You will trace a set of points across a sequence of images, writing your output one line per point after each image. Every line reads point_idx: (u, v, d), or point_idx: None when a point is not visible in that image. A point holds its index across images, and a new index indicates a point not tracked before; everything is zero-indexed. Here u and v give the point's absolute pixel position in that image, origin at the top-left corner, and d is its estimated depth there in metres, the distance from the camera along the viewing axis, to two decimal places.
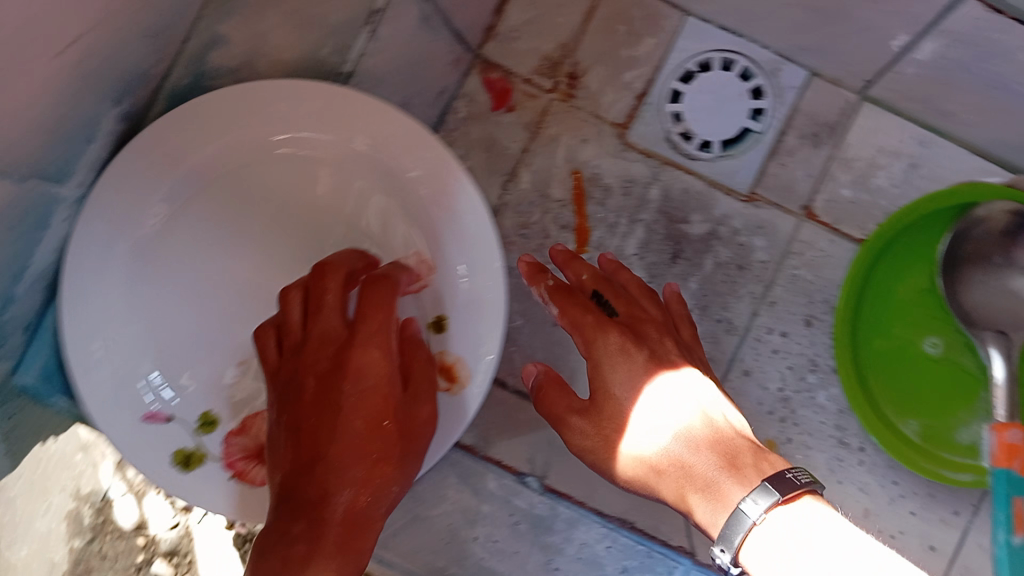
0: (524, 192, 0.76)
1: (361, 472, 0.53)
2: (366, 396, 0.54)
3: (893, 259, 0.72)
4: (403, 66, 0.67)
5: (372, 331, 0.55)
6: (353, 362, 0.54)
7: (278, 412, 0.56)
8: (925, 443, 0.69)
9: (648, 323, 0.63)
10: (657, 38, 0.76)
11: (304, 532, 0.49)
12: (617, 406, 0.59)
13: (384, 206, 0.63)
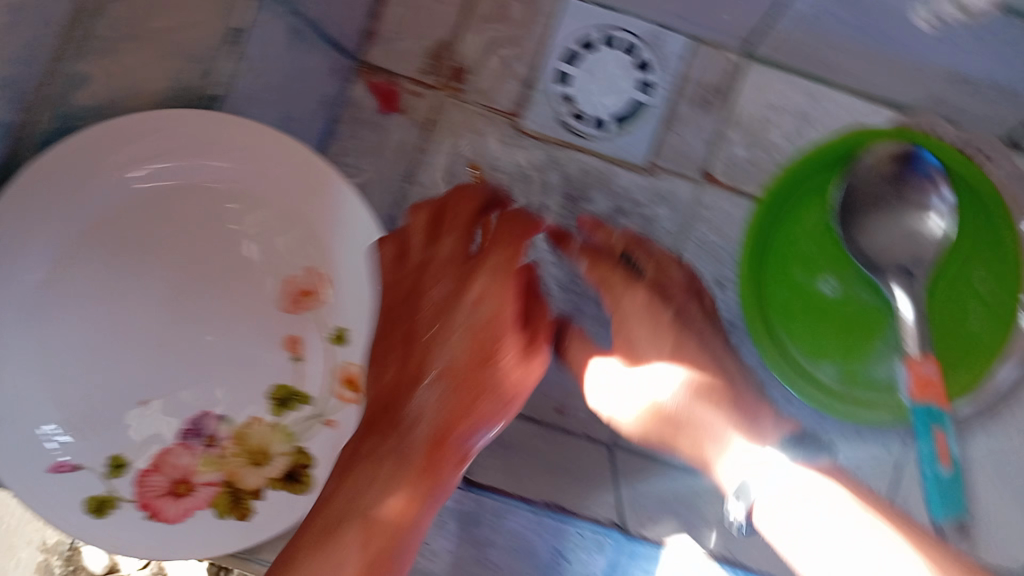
0: (424, 192, 0.76)
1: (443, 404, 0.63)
2: (475, 331, 0.65)
3: (789, 209, 0.72)
4: (278, 83, 0.67)
5: (494, 272, 0.65)
6: (468, 293, 0.65)
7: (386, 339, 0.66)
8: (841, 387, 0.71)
9: (676, 289, 0.69)
10: (538, 24, 0.76)
11: (394, 464, 0.59)
12: None
13: (271, 224, 0.63)
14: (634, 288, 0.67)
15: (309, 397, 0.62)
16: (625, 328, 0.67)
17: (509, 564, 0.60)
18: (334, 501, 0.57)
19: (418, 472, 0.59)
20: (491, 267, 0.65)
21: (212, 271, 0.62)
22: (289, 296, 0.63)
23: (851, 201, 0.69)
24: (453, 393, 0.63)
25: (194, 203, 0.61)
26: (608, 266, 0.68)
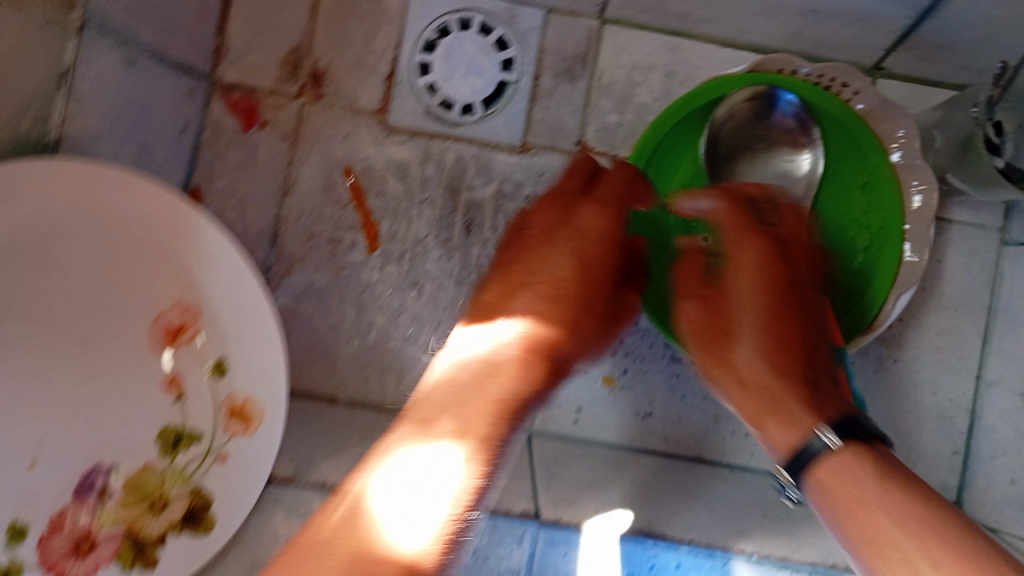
0: (302, 204, 0.75)
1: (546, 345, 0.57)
2: (559, 278, 0.61)
3: (660, 162, 0.70)
4: (122, 118, 0.65)
5: (590, 219, 0.63)
6: (576, 220, 0.64)
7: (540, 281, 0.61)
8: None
9: (799, 241, 0.62)
10: (388, 17, 0.75)
11: (488, 360, 0.53)
12: (724, 301, 0.62)
13: (133, 265, 0.60)
14: (740, 247, 0.61)
15: (197, 434, 0.62)
16: (715, 300, 0.62)
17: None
18: (388, 434, 0.49)
19: (519, 367, 0.53)
20: (606, 199, 0.64)
21: (83, 319, 0.59)
22: (162, 336, 0.62)
23: (718, 149, 0.70)
24: (610, 312, 0.65)
25: (53, 253, 0.57)
26: (730, 208, 0.62)
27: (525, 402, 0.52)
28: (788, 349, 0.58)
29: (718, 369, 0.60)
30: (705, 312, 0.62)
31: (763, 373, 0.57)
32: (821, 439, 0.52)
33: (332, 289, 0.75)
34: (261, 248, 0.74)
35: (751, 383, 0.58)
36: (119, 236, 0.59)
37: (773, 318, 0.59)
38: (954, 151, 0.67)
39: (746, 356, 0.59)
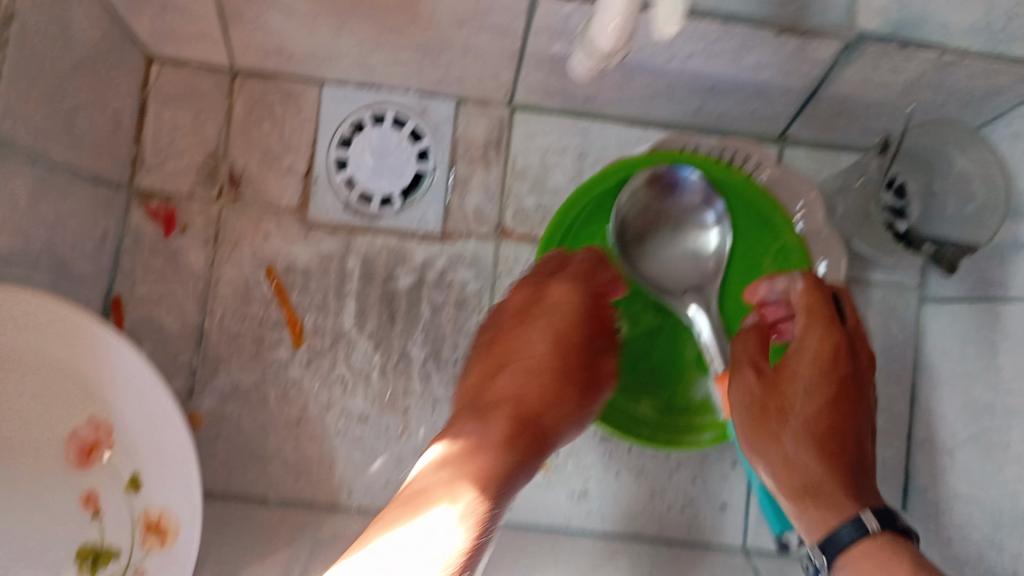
0: (226, 305, 0.75)
1: (534, 449, 0.57)
2: (528, 370, 0.60)
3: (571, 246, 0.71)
4: (36, 234, 0.64)
5: (552, 307, 0.62)
6: (545, 301, 0.63)
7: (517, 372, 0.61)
8: (675, 415, 0.71)
9: (862, 340, 0.62)
10: (303, 115, 0.76)
11: (477, 435, 0.55)
12: (790, 386, 0.61)
13: (47, 385, 0.61)
14: (811, 332, 0.61)
15: (116, 550, 0.64)
16: (773, 378, 0.61)
17: None
18: (377, 521, 0.51)
19: (502, 437, 0.56)
20: (574, 275, 0.64)
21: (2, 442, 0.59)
22: (75, 453, 0.63)
23: (629, 233, 0.71)
24: (601, 375, 0.63)
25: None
26: (820, 293, 0.61)
27: (513, 471, 0.55)
28: (834, 433, 0.59)
29: (760, 448, 0.60)
30: (762, 393, 0.61)
31: (810, 463, 0.58)
32: (861, 524, 0.54)
33: (259, 388, 0.75)
34: (187, 351, 0.75)
35: (792, 472, 0.59)
36: (35, 357, 0.60)
37: (827, 411, 0.59)
38: (855, 217, 0.71)
39: (794, 443, 0.59)
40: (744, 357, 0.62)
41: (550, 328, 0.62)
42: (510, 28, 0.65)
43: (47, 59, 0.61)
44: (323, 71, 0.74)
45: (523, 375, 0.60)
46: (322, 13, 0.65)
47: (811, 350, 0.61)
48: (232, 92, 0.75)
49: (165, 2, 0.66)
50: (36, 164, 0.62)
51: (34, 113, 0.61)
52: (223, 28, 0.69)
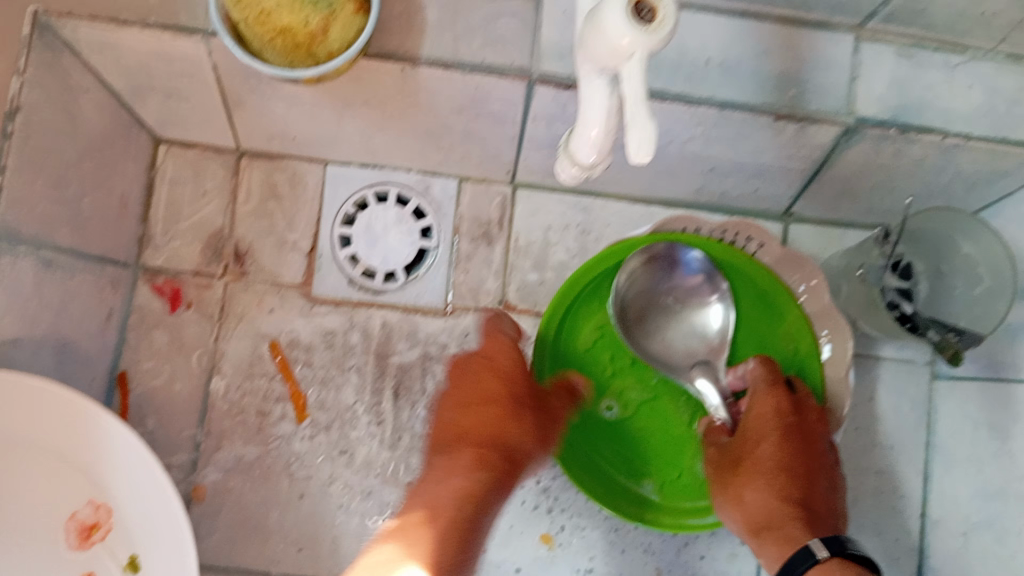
0: (230, 380, 0.76)
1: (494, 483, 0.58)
2: (482, 414, 0.61)
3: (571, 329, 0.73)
4: (40, 316, 0.64)
5: (492, 356, 0.63)
6: (481, 354, 0.64)
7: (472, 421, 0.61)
8: (677, 492, 0.71)
9: (812, 403, 0.65)
10: (308, 193, 0.77)
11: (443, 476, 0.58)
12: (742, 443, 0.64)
13: (46, 464, 0.61)
14: (754, 395, 0.64)
15: None
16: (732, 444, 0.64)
17: None
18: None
19: (467, 479, 0.57)
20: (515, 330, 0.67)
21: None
22: (74, 534, 0.63)
23: (631, 310, 0.69)
24: (551, 426, 0.63)
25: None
26: (765, 370, 0.64)
27: (484, 500, 0.57)
28: (790, 483, 0.61)
29: (729, 508, 0.64)
30: (723, 460, 0.64)
31: (768, 510, 0.61)
32: (810, 551, 0.56)
33: (262, 463, 0.75)
34: (191, 427, 0.75)
35: (751, 516, 0.61)
36: (37, 437, 0.60)
37: (780, 466, 0.62)
38: (860, 301, 0.71)
39: (751, 494, 0.62)
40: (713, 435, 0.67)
41: (491, 374, 0.62)
42: (508, 113, 0.66)
43: (53, 146, 0.63)
44: (326, 153, 0.76)
45: (475, 422, 0.61)
46: (323, 101, 0.66)
47: (754, 410, 0.64)
48: (239, 170, 0.78)
49: (170, 89, 0.67)
50: (42, 250, 0.63)
51: (42, 199, 0.63)
52: (228, 114, 0.71)
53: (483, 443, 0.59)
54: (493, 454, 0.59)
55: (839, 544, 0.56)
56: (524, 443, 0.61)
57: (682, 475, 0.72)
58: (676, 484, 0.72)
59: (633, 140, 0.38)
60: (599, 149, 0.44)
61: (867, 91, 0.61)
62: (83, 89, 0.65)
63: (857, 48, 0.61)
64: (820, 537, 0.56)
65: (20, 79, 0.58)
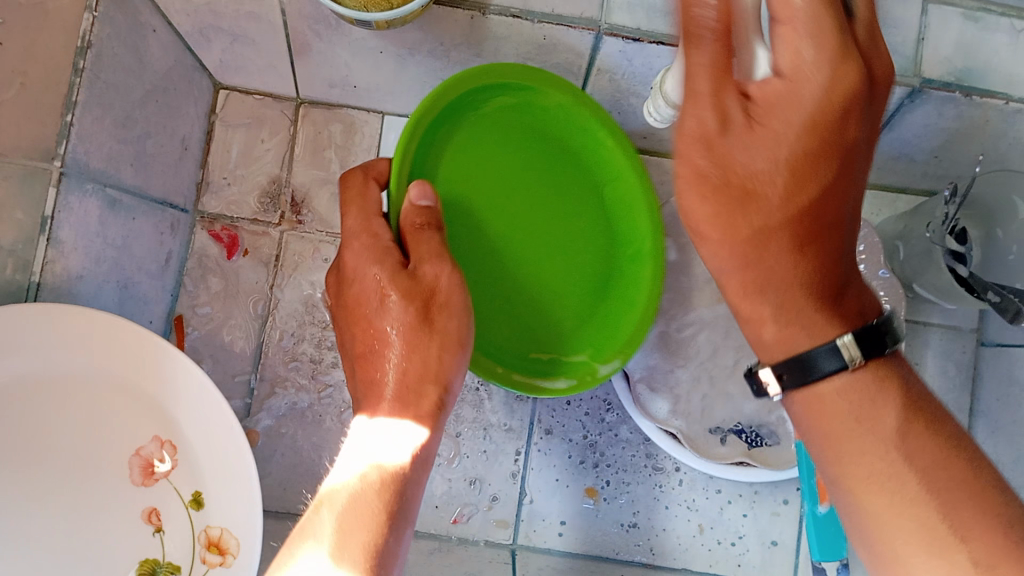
0: (283, 327, 0.77)
1: (425, 382, 0.59)
2: (384, 333, 0.59)
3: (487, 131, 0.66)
4: (104, 254, 0.65)
5: (355, 261, 0.60)
6: (347, 254, 0.60)
7: (377, 336, 0.60)
8: (567, 346, 0.71)
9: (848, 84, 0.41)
10: (363, 145, 0.79)
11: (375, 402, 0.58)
12: (749, 167, 0.43)
13: (112, 400, 0.62)
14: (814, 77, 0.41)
15: (176, 566, 0.64)
16: (730, 162, 0.43)
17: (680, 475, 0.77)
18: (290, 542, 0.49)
19: (398, 397, 0.58)
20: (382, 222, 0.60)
21: (67, 458, 0.61)
22: (139, 470, 0.63)
23: None
24: (456, 308, 0.59)
25: (43, 392, 0.60)
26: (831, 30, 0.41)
27: (417, 396, 0.58)
28: (830, 263, 0.44)
29: (702, 235, 0.45)
30: (725, 179, 0.43)
31: (770, 298, 0.44)
32: (837, 352, 0.43)
33: (314, 410, 0.76)
34: (245, 372, 0.76)
35: (728, 278, 0.46)
36: (109, 374, 0.62)
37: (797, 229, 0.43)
38: (917, 260, 0.73)
39: (728, 265, 0.45)
40: (697, 119, 0.43)
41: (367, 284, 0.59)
42: (572, 66, 0.67)
43: (119, 84, 0.63)
44: (385, 104, 0.77)
45: (384, 334, 0.59)
46: (388, 50, 0.67)
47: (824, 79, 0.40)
48: (297, 120, 0.79)
49: (236, 33, 0.68)
50: (107, 187, 0.64)
51: (109, 136, 0.63)
52: (291, 60, 0.71)
53: (402, 369, 0.59)
54: (407, 363, 0.59)
55: (875, 348, 0.43)
56: (442, 354, 0.59)
57: (589, 312, 0.71)
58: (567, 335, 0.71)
59: None
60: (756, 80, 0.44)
61: (933, 52, 0.61)
62: (150, 29, 0.66)
63: (925, 10, 0.60)
64: (852, 332, 0.43)
65: (91, 14, 0.58)
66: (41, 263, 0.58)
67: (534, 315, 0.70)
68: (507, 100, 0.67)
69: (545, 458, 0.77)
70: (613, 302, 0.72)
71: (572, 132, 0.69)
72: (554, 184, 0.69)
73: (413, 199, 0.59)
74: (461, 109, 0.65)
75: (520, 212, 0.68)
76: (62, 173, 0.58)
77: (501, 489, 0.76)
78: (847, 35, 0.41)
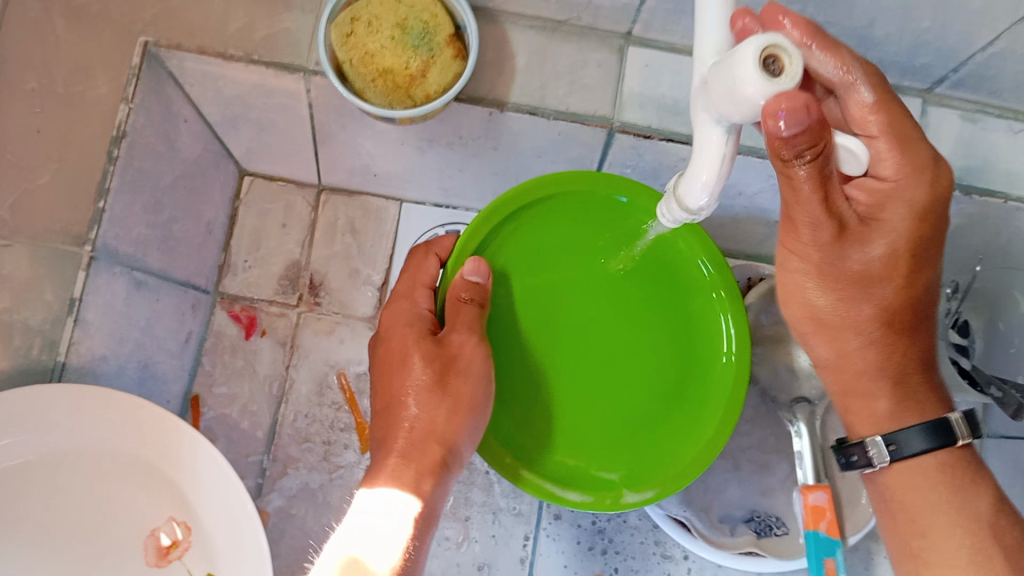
0: (297, 407, 0.78)
1: (432, 439, 0.58)
2: (402, 390, 0.60)
3: (557, 228, 0.65)
4: (128, 335, 0.66)
5: (394, 325, 0.63)
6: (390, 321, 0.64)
7: (395, 393, 0.61)
8: (603, 459, 0.66)
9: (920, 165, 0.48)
10: (381, 230, 0.82)
11: (382, 463, 0.58)
12: (857, 275, 0.50)
13: (132, 482, 0.63)
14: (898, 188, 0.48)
15: None
16: (843, 265, 0.49)
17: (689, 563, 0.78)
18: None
19: (404, 453, 0.58)
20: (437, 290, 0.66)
21: (81, 535, 0.62)
22: (154, 550, 0.64)
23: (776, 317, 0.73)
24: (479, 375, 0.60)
25: (59, 469, 0.61)
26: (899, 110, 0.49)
27: (422, 455, 0.58)
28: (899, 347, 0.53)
29: (806, 335, 0.55)
30: (851, 299, 0.51)
31: (882, 392, 0.53)
32: (944, 431, 0.51)
33: (325, 491, 0.77)
34: (258, 452, 0.77)
35: (850, 380, 0.54)
36: (125, 454, 0.62)
37: (887, 323, 0.52)
38: None
39: (865, 350, 0.53)
40: (812, 225, 0.46)
41: (400, 342, 0.62)
42: (585, 160, 0.69)
43: (151, 172, 0.65)
44: (403, 192, 0.80)
45: (400, 393, 0.60)
46: (409, 142, 0.70)
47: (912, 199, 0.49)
48: (318, 205, 0.82)
49: (265, 123, 0.71)
50: (134, 270, 0.66)
51: (139, 221, 0.65)
52: (315, 149, 0.74)
53: (412, 428, 0.59)
54: (419, 420, 0.59)
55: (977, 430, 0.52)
56: (453, 416, 0.59)
57: (640, 428, 0.66)
58: (604, 446, 0.65)
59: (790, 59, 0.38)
60: (858, 162, 0.43)
61: (932, 152, 0.63)
62: (181, 119, 0.68)
63: (924, 111, 0.63)
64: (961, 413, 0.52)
65: (127, 104, 0.61)
66: (67, 344, 0.59)
67: (568, 422, 0.65)
68: (581, 201, 0.65)
69: (553, 544, 0.78)
70: (681, 429, 0.66)
71: (656, 244, 0.66)
72: (624, 291, 0.66)
73: (464, 274, 0.62)
74: (537, 209, 0.64)
75: (591, 309, 0.66)
76: (93, 258, 0.59)
77: (509, 574, 0.77)
78: (930, 154, 0.49)
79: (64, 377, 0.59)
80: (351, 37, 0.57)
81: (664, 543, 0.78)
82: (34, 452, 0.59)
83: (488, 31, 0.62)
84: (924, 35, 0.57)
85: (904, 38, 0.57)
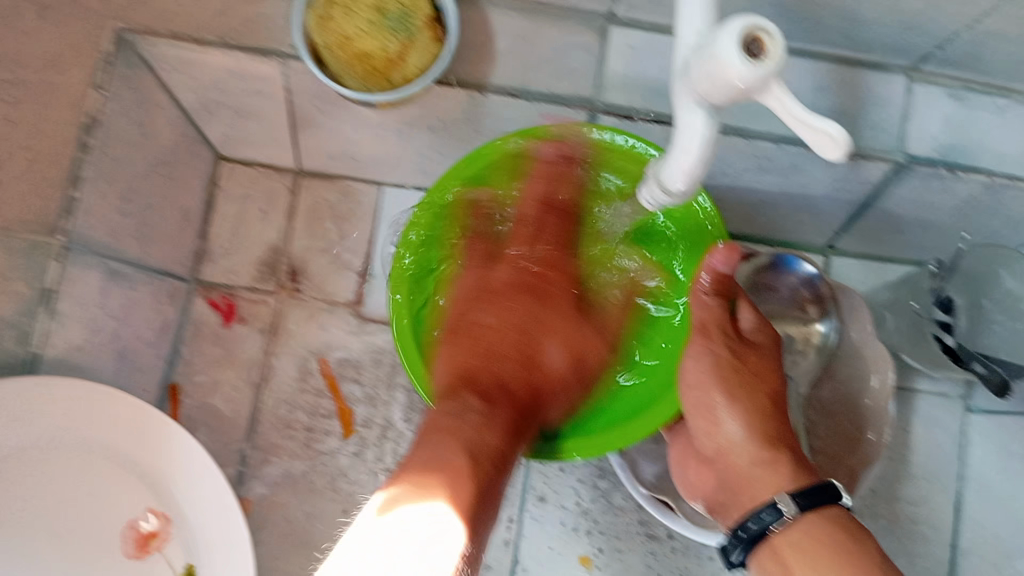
0: (279, 393, 0.78)
1: (551, 349, 0.67)
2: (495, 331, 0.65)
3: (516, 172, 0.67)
4: (106, 326, 0.64)
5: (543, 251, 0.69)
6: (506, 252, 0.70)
7: (496, 310, 0.66)
8: None
9: (769, 357, 0.62)
10: (361, 214, 0.80)
11: (473, 417, 0.55)
12: (739, 385, 0.60)
13: (110, 474, 0.62)
14: (762, 335, 0.63)
15: None
16: (739, 364, 0.60)
17: (676, 543, 0.78)
18: None
19: (489, 419, 0.56)
20: (529, 219, 0.68)
21: (52, 533, 0.60)
22: (133, 541, 0.64)
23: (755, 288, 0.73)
24: (580, 357, 0.68)
25: (34, 469, 0.60)
26: (766, 332, 0.63)
27: (510, 443, 0.56)
28: (768, 421, 0.59)
29: (706, 409, 0.61)
30: (730, 367, 0.60)
31: (747, 453, 0.58)
32: (776, 508, 0.53)
33: (308, 478, 0.76)
34: (239, 440, 0.76)
35: (703, 437, 0.62)
36: (105, 450, 0.62)
37: (761, 421, 0.59)
38: (906, 333, 0.75)
39: (732, 424, 0.59)
40: (702, 346, 0.61)
41: (516, 267, 0.69)
42: None
43: (125, 159, 0.64)
44: (383, 174, 0.79)
45: (496, 321, 0.66)
46: (388, 125, 0.68)
47: (772, 385, 0.61)
48: (296, 190, 0.81)
49: (239, 108, 0.69)
50: (110, 260, 0.64)
51: (113, 211, 0.63)
52: (293, 133, 0.72)
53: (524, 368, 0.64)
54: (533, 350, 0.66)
55: (807, 496, 0.52)
56: (531, 394, 0.63)
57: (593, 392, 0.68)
58: None
59: (769, 46, 0.37)
60: (840, 152, 0.38)
61: (918, 129, 0.62)
62: (154, 104, 0.67)
63: (909, 89, 0.62)
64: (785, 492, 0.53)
65: (98, 91, 0.59)
66: (41, 335, 0.57)
67: None
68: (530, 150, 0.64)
69: (538, 525, 0.78)
70: (631, 408, 0.66)
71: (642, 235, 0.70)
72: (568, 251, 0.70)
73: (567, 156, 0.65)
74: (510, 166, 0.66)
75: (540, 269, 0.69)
76: (66, 247, 0.58)
77: (494, 556, 0.77)
78: (778, 355, 0.63)
79: (39, 367, 0.58)
80: (327, 21, 0.56)
81: (650, 522, 0.78)
82: (16, 445, 0.58)
83: (468, 14, 0.61)
84: (912, 14, 0.56)
85: (891, 16, 0.56)
